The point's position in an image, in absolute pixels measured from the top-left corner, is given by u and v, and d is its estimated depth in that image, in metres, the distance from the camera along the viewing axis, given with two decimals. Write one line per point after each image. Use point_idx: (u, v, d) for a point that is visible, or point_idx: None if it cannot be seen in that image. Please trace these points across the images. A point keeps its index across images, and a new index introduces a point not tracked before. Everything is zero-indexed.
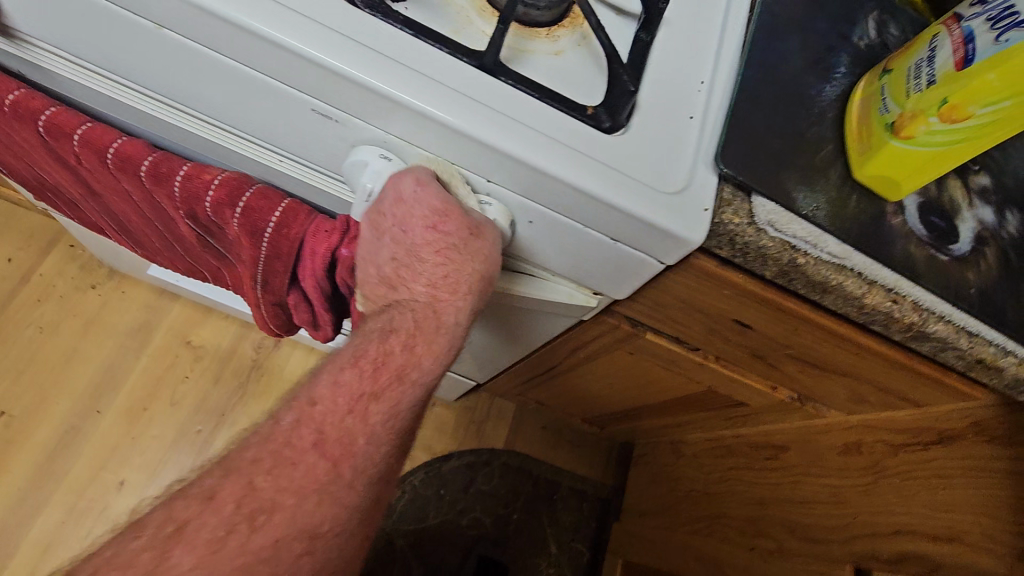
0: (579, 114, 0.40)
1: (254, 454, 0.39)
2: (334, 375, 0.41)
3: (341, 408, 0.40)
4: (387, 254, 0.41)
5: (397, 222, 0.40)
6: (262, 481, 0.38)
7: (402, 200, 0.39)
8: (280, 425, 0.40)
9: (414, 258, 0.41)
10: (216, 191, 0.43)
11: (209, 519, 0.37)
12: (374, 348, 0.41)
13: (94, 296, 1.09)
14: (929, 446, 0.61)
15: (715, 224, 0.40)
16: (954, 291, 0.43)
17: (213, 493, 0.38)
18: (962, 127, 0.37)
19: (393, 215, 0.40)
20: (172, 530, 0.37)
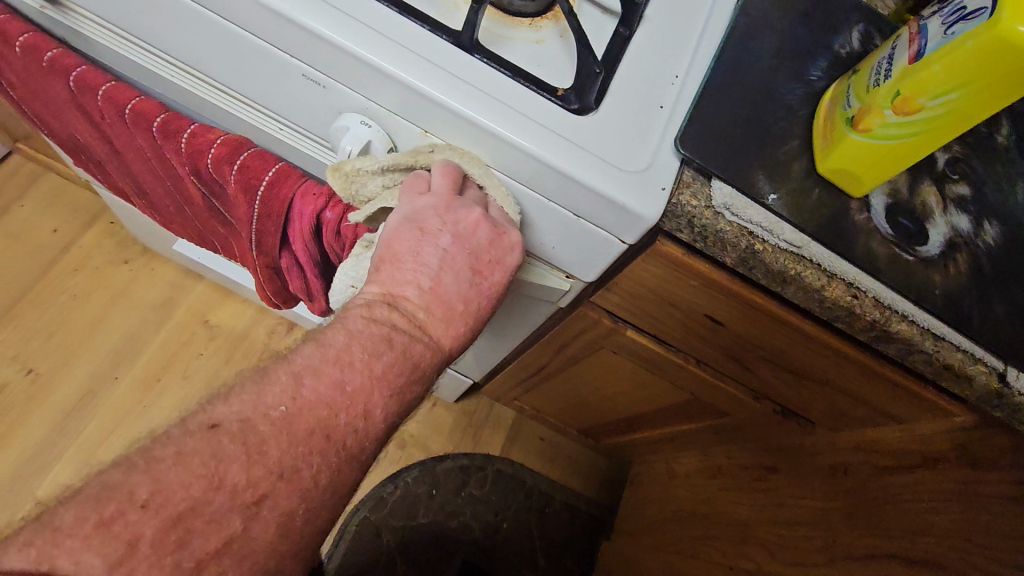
0: (548, 93, 0.43)
1: (324, 447, 0.36)
2: (388, 396, 0.38)
3: (383, 428, 0.38)
4: (450, 280, 0.42)
5: (490, 277, 0.43)
6: (325, 479, 0.36)
7: (503, 265, 0.44)
8: (340, 425, 0.36)
9: (460, 315, 0.42)
10: (217, 149, 0.47)
11: (283, 499, 0.34)
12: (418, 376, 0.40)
13: (126, 270, 1.17)
14: (912, 468, 0.58)
15: (671, 204, 0.41)
16: (916, 290, 0.43)
17: (284, 473, 0.34)
18: (915, 120, 0.37)
19: (491, 267, 0.43)
20: (252, 499, 0.33)
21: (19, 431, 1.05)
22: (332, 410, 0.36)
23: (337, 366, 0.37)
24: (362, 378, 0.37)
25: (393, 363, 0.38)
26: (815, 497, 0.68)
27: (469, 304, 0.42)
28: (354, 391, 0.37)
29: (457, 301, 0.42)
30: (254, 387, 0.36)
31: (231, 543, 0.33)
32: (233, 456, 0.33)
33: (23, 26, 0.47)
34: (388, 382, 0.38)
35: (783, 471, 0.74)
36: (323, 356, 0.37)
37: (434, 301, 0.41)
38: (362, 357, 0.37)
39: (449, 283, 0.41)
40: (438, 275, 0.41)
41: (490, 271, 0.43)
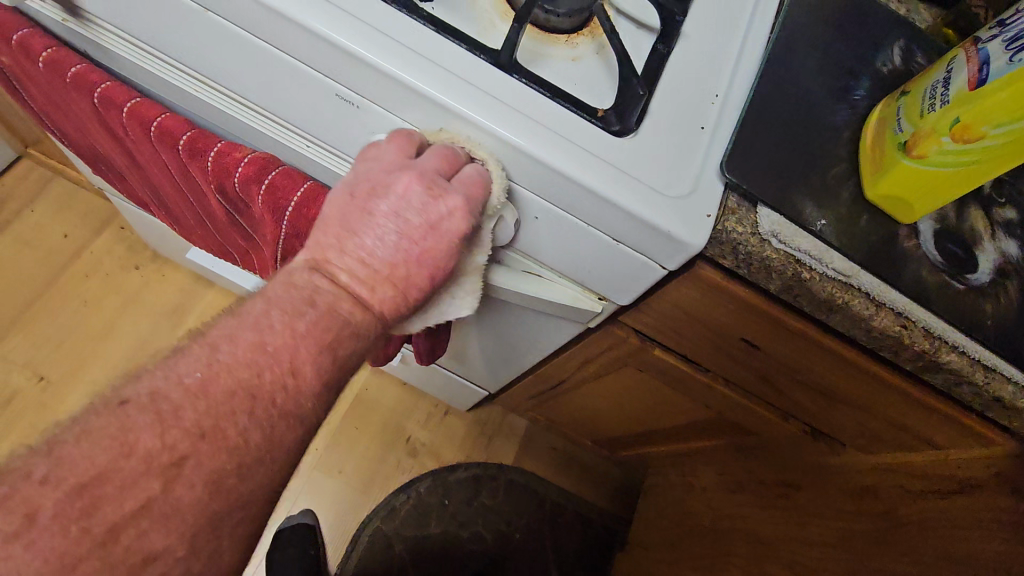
0: (588, 115, 0.41)
1: (245, 405, 0.35)
2: (317, 353, 0.37)
3: (317, 387, 0.38)
4: (377, 245, 0.39)
5: (421, 243, 0.39)
6: (253, 437, 0.36)
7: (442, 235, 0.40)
8: (263, 381, 0.36)
9: (389, 279, 0.39)
10: (245, 168, 0.46)
11: (206, 460, 0.34)
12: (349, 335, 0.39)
13: (137, 276, 1.16)
14: (947, 495, 0.57)
15: (717, 230, 0.40)
16: (967, 319, 0.41)
17: (204, 433, 0.34)
18: (975, 148, 0.36)
19: (425, 234, 0.39)
20: (169, 462, 0.33)
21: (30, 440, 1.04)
22: (255, 370, 0.36)
23: (255, 329, 0.37)
24: (284, 338, 0.37)
25: (317, 320, 0.38)
26: (842, 518, 0.66)
27: (395, 271, 0.39)
28: (277, 349, 0.37)
29: (381, 266, 0.39)
30: (171, 361, 0.36)
31: (151, 505, 0.33)
32: (143, 424, 0.33)
33: (47, 41, 0.45)
34: (314, 339, 0.37)
35: (807, 489, 0.72)
36: (239, 324, 0.37)
37: (355, 263, 0.39)
38: (282, 318, 0.37)
39: (373, 247, 0.39)
40: (361, 239, 0.39)
41: (425, 240, 0.39)
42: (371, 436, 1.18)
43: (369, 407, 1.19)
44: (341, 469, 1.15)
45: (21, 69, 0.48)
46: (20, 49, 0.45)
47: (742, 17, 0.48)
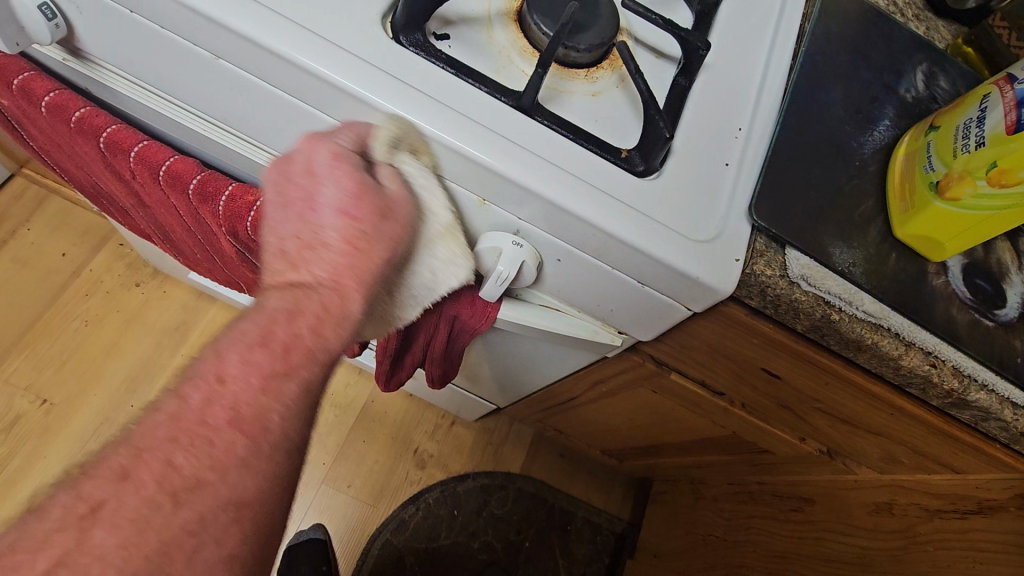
0: (612, 157, 0.40)
1: (170, 432, 0.35)
2: (242, 354, 0.37)
3: (253, 390, 0.36)
4: (313, 227, 0.38)
5: (302, 194, 0.38)
6: (182, 459, 0.34)
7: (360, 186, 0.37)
8: (188, 404, 0.36)
9: (315, 243, 0.38)
10: (257, 213, 0.44)
11: (129, 498, 0.33)
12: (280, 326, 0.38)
13: (138, 293, 1.14)
14: (966, 515, 0.57)
15: (745, 274, 0.39)
16: (998, 358, 0.41)
17: (126, 472, 0.34)
18: (1011, 192, 0.35)
19: (301, 179, 0.38)
20: (85, 511, 0.33)
21: (34, 464, 1.03)
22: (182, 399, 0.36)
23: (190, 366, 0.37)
24: (211, 360, 0.37)
25: (245, 326, 0.38)
26: (860, 535, 0.66)
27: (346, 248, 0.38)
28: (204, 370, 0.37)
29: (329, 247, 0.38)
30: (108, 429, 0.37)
31: (70, 559, 0.31)
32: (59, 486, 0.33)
33: (49, 84, 0.44)
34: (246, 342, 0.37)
35: (821, 504, 0.72)
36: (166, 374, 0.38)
37: (275, 259, 0.39)
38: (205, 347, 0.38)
39: (308, 229, 0.38)
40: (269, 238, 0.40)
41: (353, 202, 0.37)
42: (379, 448, 1.17)
43: (377, 420, 1.19)
44: (349, 484, 1.14)
45: (24, 112, 0.47)
46: (22, 93, 0.44)
47: (763, 45, 0.47)
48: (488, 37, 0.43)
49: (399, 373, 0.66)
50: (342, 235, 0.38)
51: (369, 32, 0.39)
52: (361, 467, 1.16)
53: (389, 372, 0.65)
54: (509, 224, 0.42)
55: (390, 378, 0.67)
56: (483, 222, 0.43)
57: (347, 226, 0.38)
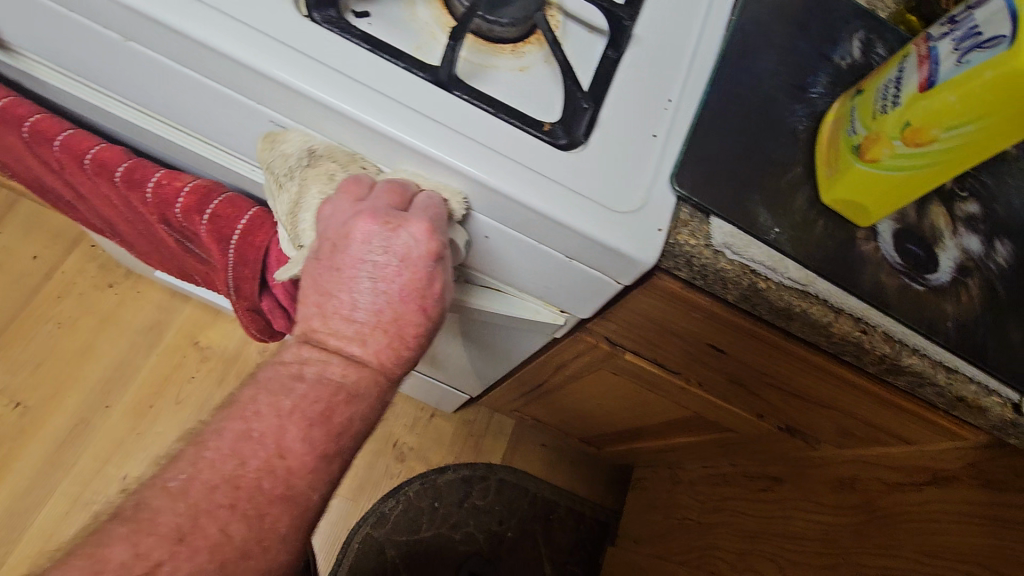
0: (534, 129, 0.40)
1: (228, 498, 0.34)
2: (303, 430, 0.36)
3: (308, 465, 0.37)
4: (346, 276, 0.38)
5: (383, 270, 0.38)
6: (236, 530, 0.34)
7: (408, 259, 0.38)
8: (247, 471, 0.35)
9: (365, 319, 0.38)
10: (185, 198, 0.45)
11: (183, 564, 0.33)
12: (321, 403, 0.37)
13: (111, 294, 1.14)
14: (921, 486, 0.56)
15: (669, 245, 0.39)
16: (928, 323, 0.41)
17: (182, 535, 0.33)
18: (927, 151, 0.35)
19: (398, 266, 0.38)
20: (144, 571, 0.32)
21: (12, 467, 1.03)
22: (240, 458, 0.35)
23: (241, 417, 0.36)
24: (270, 421, 0.36)
25: (308, 393, 0.37)
26: (820, 511, 0.65)
27: (384, 315, 0.38)
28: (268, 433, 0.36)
29: (366, 315, 0.38)
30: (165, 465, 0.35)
31: None
32: (118, 536, 0.32)
33: None
34: (303, 414, 0.36)
35: (789, 483, 0.72)
36: (225, 416, 0.36)
37: (341, 322, 0.38)
38: (267, 401, 0.37)
39: (344, 274, 0.38)
40: (335, 298, 0.38)
41: (397, 276, 0.38)
42: None
43: None
44: None
45: None
46: None
47: (696, 16, 0.47)
48: (409, 14, 0.43)
49: None
50: (374, 292, 0.38)
51: (280, 10, 0.38)
52: None
53: None
54: None
55: None
56: None
57: (381, 283, 0.38)
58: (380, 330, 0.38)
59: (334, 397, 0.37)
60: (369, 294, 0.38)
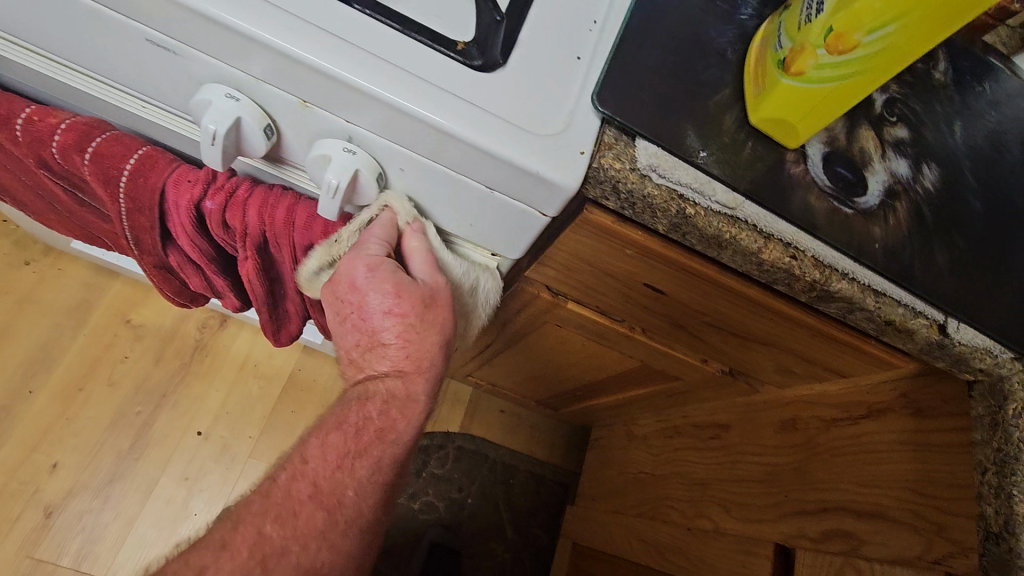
0: (445, 48, 0.37)
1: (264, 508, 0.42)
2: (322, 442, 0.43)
3: (330, 466, 0.43)
4: (371, 334, 0.44)
5: (371, 295, 0.42)
6: (269, 529, 0.41)
7: (377, 267, 0.41)
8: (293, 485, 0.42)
9: (380, 339, 0.44)
10: (62, 135, 0.40)
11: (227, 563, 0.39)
12: (353, 414, 0.44)
13: (29, 273, 1.06)
14: (858, 420, 0.55)
15: (593, 168, 0.37)
16: (857, 245, 0.40)
17: (225, 542, 0.40)
18: (850, 59, 0.33)
19: (376, 281, 0.42)
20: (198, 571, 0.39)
21: None
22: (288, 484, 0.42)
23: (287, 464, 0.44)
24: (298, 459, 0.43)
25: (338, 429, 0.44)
26: (764, 453, 0.66)
27: (400, 331, 0.43)
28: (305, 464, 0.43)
29: (387, 335, 0.43)
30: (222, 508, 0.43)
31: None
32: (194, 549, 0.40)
33: None
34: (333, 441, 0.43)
35: (735, 429, 0.72)
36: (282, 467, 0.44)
37: (369, 354, 0.44)
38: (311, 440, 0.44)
39: (368, 333, 0.44)
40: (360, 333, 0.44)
41: (377, 288, 0.42)
42: (310, 415, 1.12)
43: (305, 387, 1.13)
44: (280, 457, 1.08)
45: None
46: None
47: None
48: None
49: (290, 325, 0.63)
50: (397, 334, 0.43)
51: None
52: (290, 440, 1.09)
53: (277, 323, 0.62)
54: (338, 129, 0.38)
55: (279, 332, 0.64)
56: (309, 128, 0.39)
57: (401, 327, 0.43)
58: (401, 349, 0.44)
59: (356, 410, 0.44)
60: (391, 339, 0.43)
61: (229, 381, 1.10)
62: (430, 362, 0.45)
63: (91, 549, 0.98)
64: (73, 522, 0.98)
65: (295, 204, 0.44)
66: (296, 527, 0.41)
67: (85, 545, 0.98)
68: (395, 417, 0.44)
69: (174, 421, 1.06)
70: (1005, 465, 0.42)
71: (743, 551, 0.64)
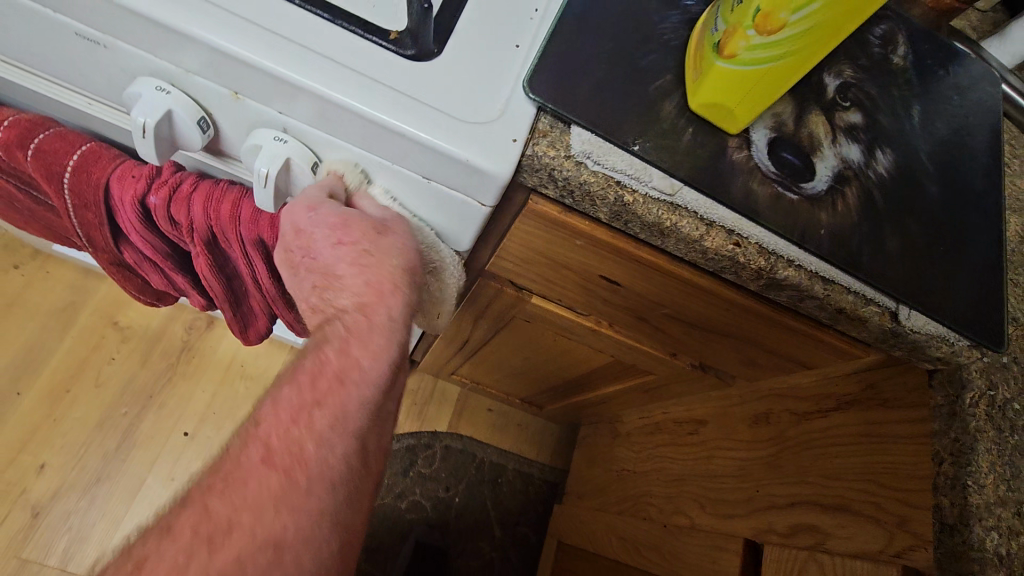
0: (377, 37, 0.37)
1: (207, 483, 0.34)
2: (276, 397, 0.36)
3: (284, 424, 0.35)
4: (325, 271, 0.39)
5: (315, 234, 0.38)
6: (214, 505, 0.33)
7: (313, 206, 0.38)
8: (247, 442, 0.35)
9: (333, 276, 0.39)
10: (5, 132, 0.41)
11: (165, 551, 0.32)
12: (311, 360, 0.37)
13: (17, 276, 1.07)
14: (826, 413, 0.54)
15: (526, 156, 0.37)
16: (801, 230, 0.39)
17: (169, 526, 0.33)
18: (779, 39, 0.33)
19: (314, 219, 0.38)
20: (130, 568, 0.32)
21: None
22: (242, 448, 0.35)
23: (249, 425, 0.36)
24: (251, 425, 0.36)
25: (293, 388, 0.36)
26: (738, 448, 0.65)
27: (358, 265, 0.38)
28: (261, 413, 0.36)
29: (342, 270, 0.38)
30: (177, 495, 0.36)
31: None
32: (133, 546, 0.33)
33: None
34: (291, 401, 0.36)
35: (712, 424, 0.71)
36: (242, 430, 0.37)
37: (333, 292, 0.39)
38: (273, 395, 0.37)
39: (321, 270, 0.39)
40: (319, 272, 0.39)
41: (317, 225, 0.38)
42: None
43: None
44: None
45: None
46: None
47: None
48: None
49: (257, 323, 0.63)
50: (350, 263, 0.38)
51: None
52: None
53: (243, 321, 0.62)
54: (272, 121, 0.38)
55: (247, 330, 0.64)
56: (245, 120, 0.38)
57: (354, 254, 0.38)
58: (369, 287, 0.38)
59: (326, 347, 0.37)
60: (344, 270, 0.38)
61: (215, 382, 1.10)
62: (394, 284, 0.38)
63: (77, 549, 0.98)
64: (60, 522, 0.99)
65: (240, 198, 0.43)
66: (245, 498, 0.33)
67: (72, 544, 0.98)
68: (357, 353, 0.37)
69: (160, 422, 1.06)
70: (961, 456, 0.41)
71: (714, 546, 0.63)
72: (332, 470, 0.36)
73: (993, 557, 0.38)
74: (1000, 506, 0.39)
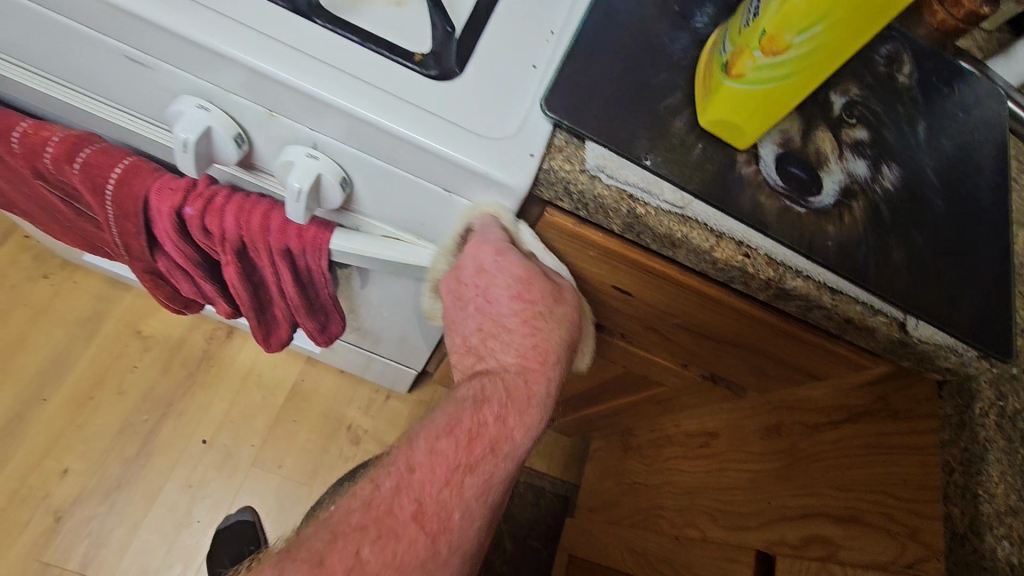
0: (403, 59, 0.39)
1: (361, 521, 0.34)
2: (434, 444, 0.36)
3: (439, 483, 0.36)
4: (495, 321, 0.40)
5: (497, 280, 0.40)
6: (367, 554, 0.33)
7: (505, 254, 0.39)
8: (390, 496, 0.35)
9: (501, 330, 0.40)
10: (54, 147, 0.44)
11: None
12: (469, 416, 0.37)
13: (46, 285, 1.11)
14: (836, 424, 0.54)
15: (543, 170, 0.38)
16: (808, 242, 0.41)
17: (320, 560, 0.32)
18: (785, 59, 0.34)
19: (497, 269, 0.40)
20: None
21: None
22: (395, 498, 0.35)
23: (402, 467, 0.36)
24: (399, 475, 0.36)
25: (459, 446, 0.36)
26: (749, 460, 0.65)
27: (532, 323, 0.40)
28: (422, 461, 0.36)
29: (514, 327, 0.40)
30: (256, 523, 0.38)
31: None
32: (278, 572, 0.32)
33: None
34: (453, 460, 0.36)
35: (723, 436, 0.71)
36: (390, 469, 0.36)
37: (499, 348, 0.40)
38: (433, 438, 0.37)
39: (491, 317, 0.40)
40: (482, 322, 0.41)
41: (498, 273, 0.40)
42: (311, 426, 1.14)
43: (307, 397, 1.15)
44: (280, 464, 1.10)
45: None
46: None
47: None
48: None
49: (279, 331, 0.65)
50: (522, 320, 0.40)
51: None
52: (291, 449, 1.12)
53: (266, 328, 0.64)
54: (303, 137, 0.40)
55: (269, 337, 0.66)
56: (278, 136, 0.41)
57: (527, 312, 0.40)
58: (533, 356, 0.39)
59: (490, 404, 0.38)
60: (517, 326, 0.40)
61: (234, 392, 1.12)
62: (557, 357, 0.40)
63: (96, 554, 1.00)
64: (80, 526, 1.01)
65: (271, 209, 0.46)
66: (396, 554, 0.34)
67: (91, 549, 1.00)
68: (513, 424, 0.38)
69: (179, 430, 1.08)
70: (971, 465, 0.42)
71: (726, 559, 0.63)
72: (464, 541, 0.37)
73: (1005, 565, 0.39)
74: (1010, 516, 0.40)
